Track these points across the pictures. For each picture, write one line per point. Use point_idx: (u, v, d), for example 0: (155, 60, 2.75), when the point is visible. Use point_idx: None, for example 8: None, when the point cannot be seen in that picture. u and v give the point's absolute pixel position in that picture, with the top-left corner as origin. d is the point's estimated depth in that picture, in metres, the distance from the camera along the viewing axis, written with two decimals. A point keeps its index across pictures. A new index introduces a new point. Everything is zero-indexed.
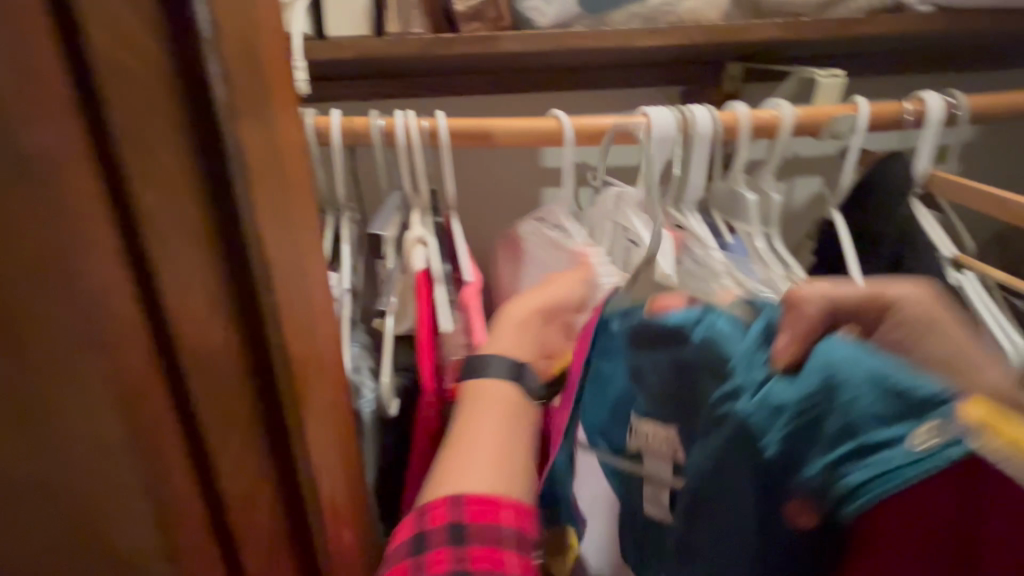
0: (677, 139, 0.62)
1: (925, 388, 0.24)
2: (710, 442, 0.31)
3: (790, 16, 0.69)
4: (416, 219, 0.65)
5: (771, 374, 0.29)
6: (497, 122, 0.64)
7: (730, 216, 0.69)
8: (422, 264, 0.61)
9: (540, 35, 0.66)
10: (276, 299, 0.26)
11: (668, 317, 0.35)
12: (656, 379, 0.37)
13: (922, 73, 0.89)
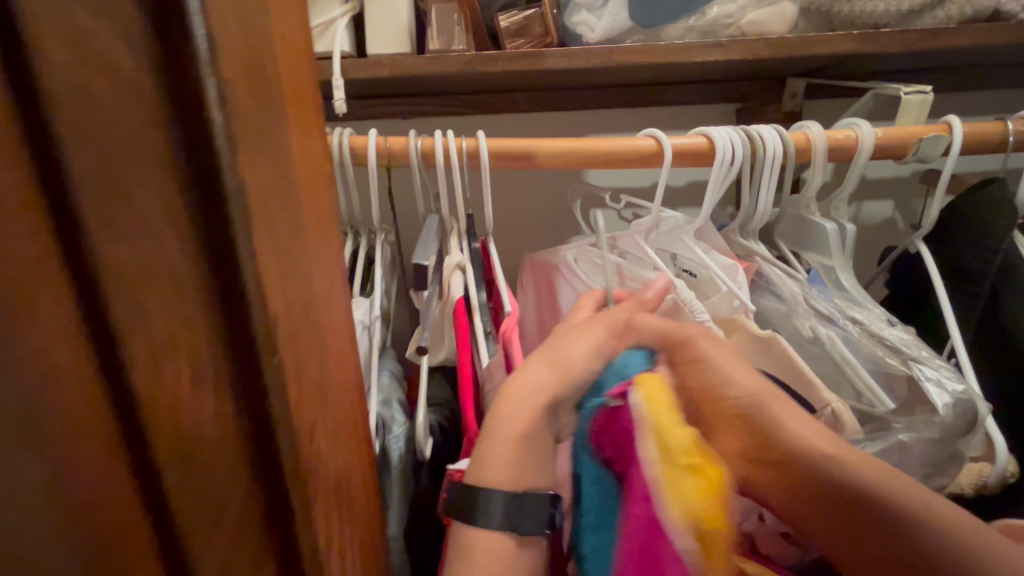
0: (743, 161, 0.57)
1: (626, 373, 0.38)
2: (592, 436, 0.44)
3: (868, 27, 0.62)
4: (454, 244, 0.62)
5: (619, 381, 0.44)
6: (542, 143, 0.59)
7: (799, 246, 0.63)
8: (460, 292, 0.57)
9: (589, 51, 0.62)
10: (288, 371, 0.21)
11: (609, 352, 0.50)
12: None
13: (1015, 89, 0.80)
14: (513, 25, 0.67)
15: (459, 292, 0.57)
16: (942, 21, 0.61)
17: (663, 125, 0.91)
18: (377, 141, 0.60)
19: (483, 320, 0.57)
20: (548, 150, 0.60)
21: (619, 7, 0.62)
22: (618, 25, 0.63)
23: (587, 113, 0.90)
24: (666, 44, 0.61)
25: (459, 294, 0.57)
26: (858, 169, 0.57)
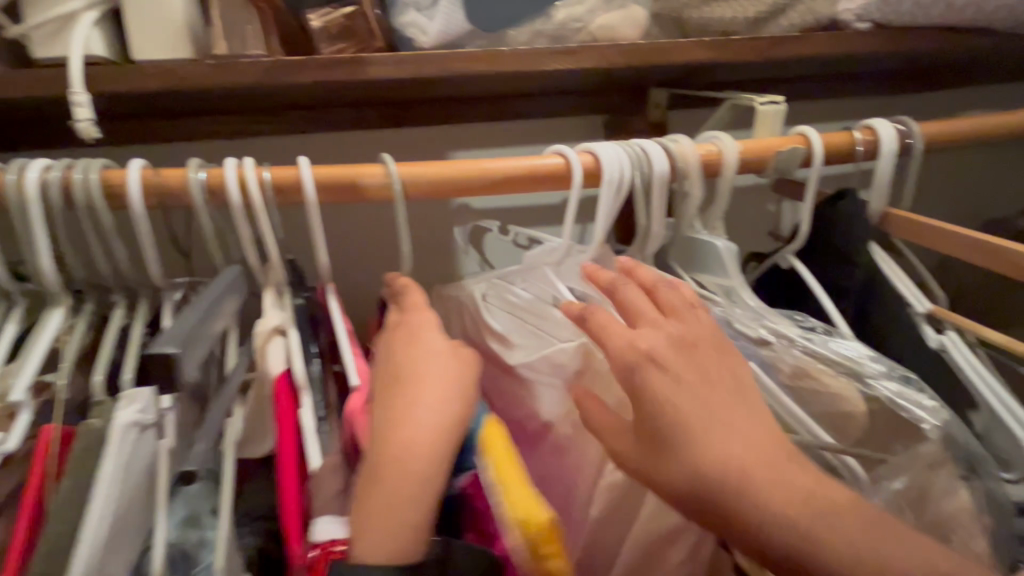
0: (627, 179, 0.50)
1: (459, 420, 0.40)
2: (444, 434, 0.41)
3: (720, 35, 0.59)
4: (271, 301, 0.49)
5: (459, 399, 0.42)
6: (370, 169, 0.48)
7: (695, 269, 0.57)
8: (280, 364, 0.45)
9: (421, 56, 0.51)
10: None
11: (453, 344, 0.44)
12: None
13: (850, 99, 0.83)
14: (330, 26, 0.55)
15: (279, 364, 0.44)
16: (787, 29, 0.59)
17: (530, 139, 0.85)
18: (142, 175, 0.45)
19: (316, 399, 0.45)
20: (381, 178, 0.49)
21: (452, 5, 0.52)
22: (454, 27, 0.53)
23: (446, 126, 0.81)
24: (511, 49, 0.52)
25: (281, 367, 0.44)
26: (724, 183, 0.53)
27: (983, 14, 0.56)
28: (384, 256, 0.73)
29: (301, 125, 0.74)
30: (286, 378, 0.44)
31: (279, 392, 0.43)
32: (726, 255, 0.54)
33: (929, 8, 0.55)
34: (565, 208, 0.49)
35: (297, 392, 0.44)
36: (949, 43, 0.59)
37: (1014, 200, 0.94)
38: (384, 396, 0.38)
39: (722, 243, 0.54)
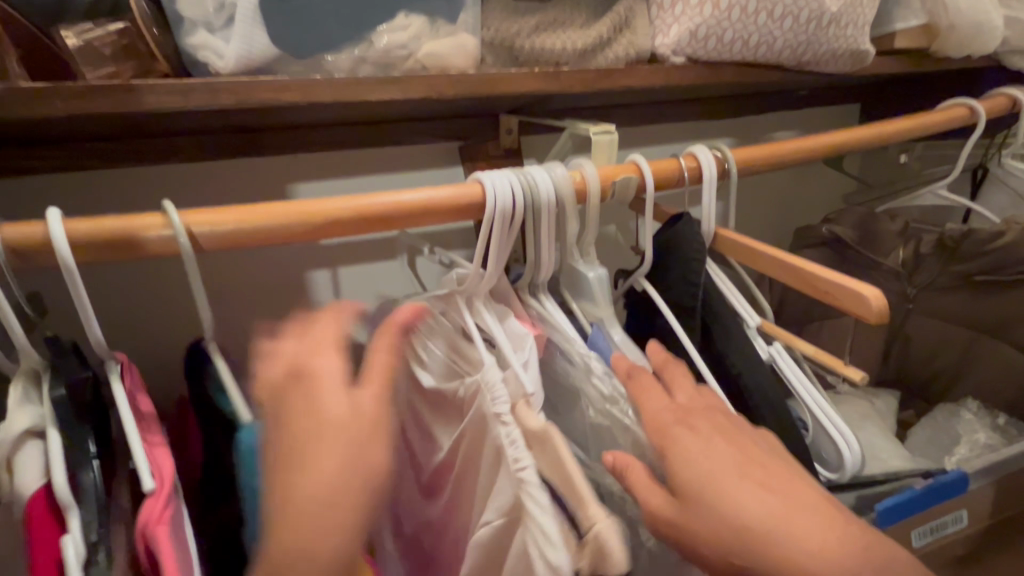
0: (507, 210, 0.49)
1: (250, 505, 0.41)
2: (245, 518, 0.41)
3: (551, 65, 0.59)
4: (18, 399, 0.39)
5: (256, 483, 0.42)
6: (152, 220, 0.40)
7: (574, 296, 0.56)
8: (36, 483, 0.37)
9: (215, 84, 0.44)
10: None
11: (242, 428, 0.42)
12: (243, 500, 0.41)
13: (679, 124, 0.91)
14: (94, 45, 0.45)
15: (35, 480, 0.37)
16: (613, 61, 0.61)
17: (385, 166, 0.80)
18: None
19: (89, 520, 0.37)
20: (167, 230, 0.41)
21: (251, 26, 0.46)
22: (257, 51, 0.46)
23: (286, 155, 0.74)
24: (326, 78, 0.47)
25: (38, 483, 0.37)
26: (592, 212, 0.53)
27: (774, 53, 0.63)
28: None
29: (120, 158, 0.65)
30: (45, 497, 0.37)
31: (37, 518, 0.36)
32: (596, 285, 0.54)
33: (729, 46, 0.60)
34: None
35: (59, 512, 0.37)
36: (751, 77, 0.66)
37: (822, 206, 1.09)
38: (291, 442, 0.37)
39: (594, 273, 0.54)
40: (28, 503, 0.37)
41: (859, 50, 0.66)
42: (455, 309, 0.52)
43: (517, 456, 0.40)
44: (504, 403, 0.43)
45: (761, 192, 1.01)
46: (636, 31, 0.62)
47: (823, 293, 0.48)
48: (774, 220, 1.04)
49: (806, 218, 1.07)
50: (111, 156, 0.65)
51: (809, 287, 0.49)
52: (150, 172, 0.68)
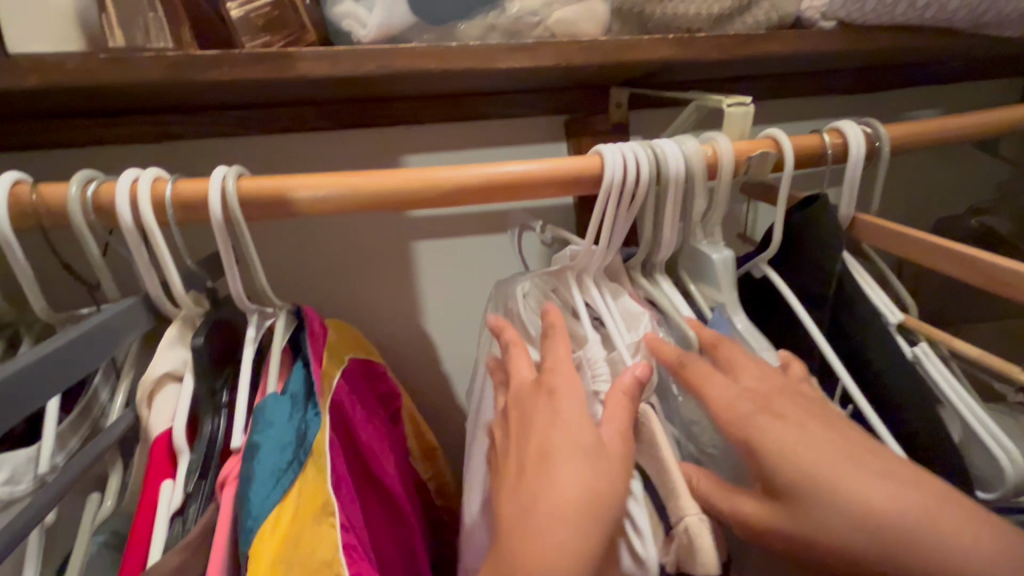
0: (632, 185, 0.47)
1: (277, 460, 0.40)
2: (274, 480, 0.39)
3: (683, 32, 0.56)
4: (171, 339, 0.43)
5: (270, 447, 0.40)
6: (301, 181, 0.43)
7: (695, 278, 0.54)
8: (163, 423, 0.42)
9: (358, 51, 0.45)
10: None
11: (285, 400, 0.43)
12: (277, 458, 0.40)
13: (804, 98, 0.83)
14: (251, 15, 0.48)
15: (163, 422, 0.42)
16: (752, 27, 0.56)
17: (491, 140, 0.81)
18: (14, 190, 0.39)
19: (194, 467, 0.41)
20: (316, 191, 0.43)
21: None
22: (396, 20, 0.47)
23: (400, 126, 0.76)
24: (459, 45, 0.47)
25: (163, 426, 0.41)
26: (723, 189, 0.49)
27: (947, 14, 0.55)
28: None
29: (257, 127, 0.70)
30: (166, 440, 0.41)
31: (155, 455, 0.41)
32: (720, 268, 0.50)
33: (893, 7, 0.53)
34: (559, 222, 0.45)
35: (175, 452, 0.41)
36: (911, 43, 0.58)
37: (966, 197, 0.96)
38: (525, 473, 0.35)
39: (718, 256, 0.51)
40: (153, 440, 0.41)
41: None
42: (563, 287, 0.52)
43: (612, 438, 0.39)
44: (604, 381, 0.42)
45: (892, 177, 0.91)
46: None
47: (999, 287, 0.42)
48: (906, 209, 0.93)
49: (946, 210, 0.95)
50: (251, 124, 0.70)
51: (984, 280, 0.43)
52: (280, 140, 0.73)
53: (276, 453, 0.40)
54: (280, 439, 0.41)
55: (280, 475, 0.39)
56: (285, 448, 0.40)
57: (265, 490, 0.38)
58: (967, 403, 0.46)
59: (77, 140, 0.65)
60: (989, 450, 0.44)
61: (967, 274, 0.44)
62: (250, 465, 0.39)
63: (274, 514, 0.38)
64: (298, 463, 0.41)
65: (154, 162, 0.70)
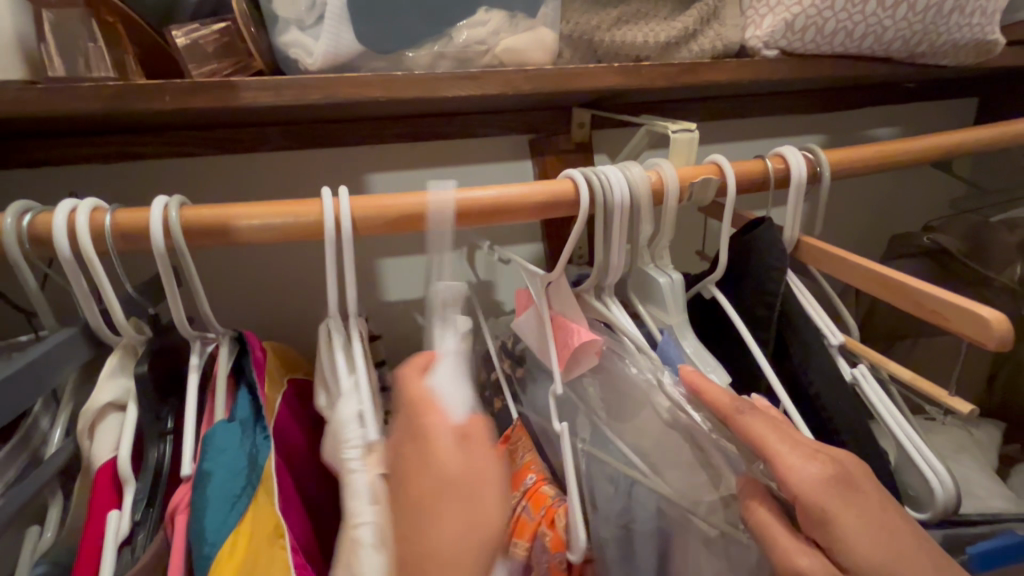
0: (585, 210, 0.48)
1: (230, 491, 0.40)
2: (224, 510, 0.39)
3: (631, 59, 0.57)
4: (111, 369, 0.43)
5: (212, 475, 0.40)
6: (243, 209, 0.43)
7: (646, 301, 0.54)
8: (108, 451, 0.41)
9: (303, 80, 0.46)
10: None
11: (220, 425, 0.42)
12: (224, 489, 0.40)
13: (762, 118, 0.85)
14: (197, 43, 0.48)
15: (107, 451, 0.41)
16: (698, 54, 0.58)
17: (453, 160, 0.81)
18: None
19: (141, 498, 0.40)
20: (258, 220, 0.43)
21: (338, 24, 0.47)
22: (343, 48, 0.48)
23: (362, 147, 0.77)
24: (406, 74, 0.48)
25: (108, 455, 0.40)
26: (669, 214, 0.50)
27: (884, 44, 0.57)
28: (292, 288, 0.68)
29: (215, 148, 0.70)
30: (111, 468, 0.40)
31: (99, 485, 0.40)
32: (668, 292, 0.51)
33: (831, 37, 0.55)
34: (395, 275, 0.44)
35: (121, 481, 0.40)
36: (853, 71, 0.60)
37: (920, 214, 0.99)
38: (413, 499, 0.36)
39: (665, 279, 0.51)
40: (97, 470, 0.40)
41: (987, 40, 0.58)
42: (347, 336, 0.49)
43: (354, 512, 0.38)
44: (355, 448, 0.41)
45: (851, 194, 0.93)
46: (726, 21, 0.58)
47: (928, 313, 0.43)
48: (863, 227, 0.95)
49: (900, 226, 0.98)
50: (209, 145, 0.70)
51: (908, 305, 0.45)
52: (241, 160, 0.73)
53: (226, 479, 0.40)
54: (227, 466, 0.41)
55: (234, 501, 0.40)
56: (237, 473, 0.41)
57: (220, 515, 0.39)
58: (900, 420, 0.47)
59: (30, 162, 0.65)
60: (921, 468, 0.45)
61: (898, 297, 0.46)
62: (202, 493, 0.39)
63: (230, 542, 0.38)
64: (252, 487, 0.41)
65: (111, 184, 0.69)
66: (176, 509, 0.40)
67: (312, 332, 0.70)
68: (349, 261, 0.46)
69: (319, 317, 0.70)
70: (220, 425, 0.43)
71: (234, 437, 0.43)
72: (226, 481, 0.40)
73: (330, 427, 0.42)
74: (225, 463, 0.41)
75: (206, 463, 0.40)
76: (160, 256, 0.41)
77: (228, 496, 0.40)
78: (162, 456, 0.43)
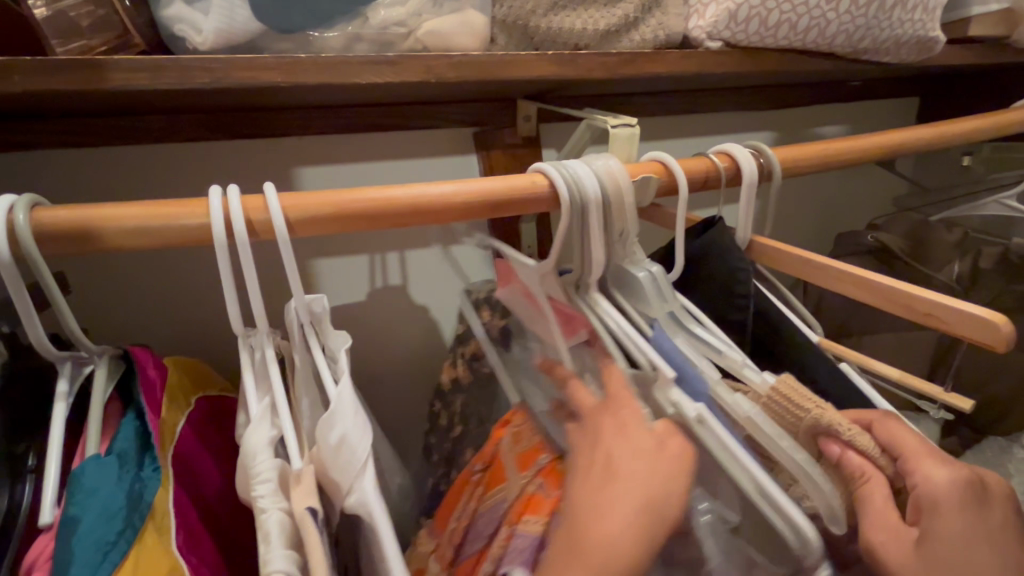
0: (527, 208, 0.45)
1: (104, 540, 0.35)
2: (90, 564, 0.34)
3: (568, 47, 0.53)
4: None
5: (75, 527, 0.35)
6: (110, 210, 0.37)
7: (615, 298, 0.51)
8: None
9: (188, 62, 0.40)
10: None
11: (90, 464, 0.37)
12: (90, 540, 0.35)
13: (712, 114, 0.84)
14: (65, 16, 0.41)
15: None
16: (640, 45, 0.55)
17: (393, 153, 0.76)
18: None
19: None
20: (131, 222, 0.37)
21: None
22: (238, 26, 0.42)
23: (288, 139, 0.70)
24: (312, 56, 0.42)
25: None
26: (629, 209, 0.47)
27: (826, 39, 0.55)
28: (208, 294, 0.62)
29: (117, 139, 0.62)
30: None
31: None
32: (649, 286, 0.48)
33: (774, 30, 0.53)
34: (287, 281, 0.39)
35: None
36: (798, 66, 0.58)
37: (868, 209, 1.00)
38: (589, 464, 0.38)
39: (646, 273, 0.48)
40: None
41: (928, 37, 0.57)
42: (301, 349, 0.47)
43: (267, 559, 0.36)
44: (266, 483, 0.39)
45: (801, 191, 0.93)
46: (668, 10, 0.55)
47: (920, 316, 0.41)
48: (812, 223, 0.96)
49: (849, 223, 0.99)
50: (107, 135, 0.62)
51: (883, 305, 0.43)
52: (148, 152, 0.66)
53: (97, 527, 0.35)
54: (99, 513, 0.35)
55: (110, 550, 0.35)
56: (113, 519, 0.36)
57: (89, 571, 0.34)
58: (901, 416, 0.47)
59: None
60: None
61: (878, 300, 0.43)
62: (67, 545, 0.34)
63: None
64: (131, 531, 0.37)
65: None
66: (30, 565, 0.34)
67: (233, 342, 0.64)
68: (284, 259, 0.42)
69: None
70: (89, 462, 0.37)
71: (113, 475, 0.37)
72: (99, 529, 0.35)
73: (243, 459, 0.41)
74: (93, 509, 0.35)
75: (74, 511, 0.35)
76: (3, 266, 0.35)
77: (105, 545, 0.35)
78: (22, 499, 0.37)
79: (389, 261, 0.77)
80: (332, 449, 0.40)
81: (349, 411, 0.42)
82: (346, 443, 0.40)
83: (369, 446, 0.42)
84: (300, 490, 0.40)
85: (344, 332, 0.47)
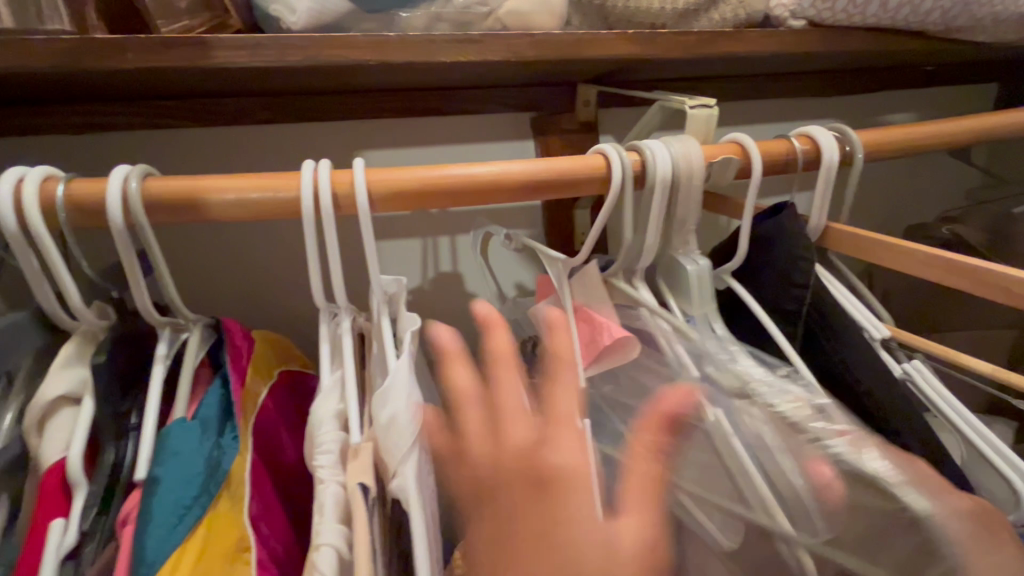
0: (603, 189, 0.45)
1: (183, 502, 0.37)
2: (168, 523, 0.36)
3: (645, 27, 0.52)
4: (65, 358, 0.38)
5: (157, 487, 0.36)
6: (214, 181, 0.38)
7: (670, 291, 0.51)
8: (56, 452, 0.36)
9: (284, 40, 0.41)
10: None
11: (171, 429, 0.39)
12: (172, 500, 0.36)
13: (776, 100, 0.81)
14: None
15: (57, 451, 0.36)
16: (718, 23, 0.54)
17: (452, 136, 0.77)
18: None
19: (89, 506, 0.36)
20: (232, 194, 0.39)
21: None
22: (330, 6, 0.43)
23: (354, 122, 0.72)
24: (399, 35, 0.43)
25: (58, 455, 0.36)
26: (693, 192, 0.46)
27: (919, 16, 0.52)
28: (278, 271, 0.64)
29: (197, 120, 0.65)
30: (60, 471, 0.35)
31: (45, 490, 0.34)
32: (694, 281, 0.48)
33: (864, 6, 0.51)
34: (374, 252, 0.41)
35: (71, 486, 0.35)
36: (884, 46, 0.56)
37: (937, 203, 0.95)
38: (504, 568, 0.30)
39: (693, 267, 0.48)
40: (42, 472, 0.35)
41: None
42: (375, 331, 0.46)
43: (317, 531, 0.34)
44: (326, 454, 0.37)
45: (866, 182, 0.89)
46: None
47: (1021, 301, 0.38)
48: (876, 217, 0.92)
49: (915, 217, 0.94)
50: (188, 116, 0.65)
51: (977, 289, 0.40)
52: (223, 133, 0.68)
53: (179, 489, 0.37)
54: (178, 476, 0.37)
55: (183, 514, 0.37)
56: (191, 482, 0.37)
57: (163, 530, 0.36)
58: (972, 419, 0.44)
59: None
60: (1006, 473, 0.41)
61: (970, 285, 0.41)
62: (146, 504, 0.36)
63: (171, 560, 0.35)
64: (207, 498, 0.38)
65: (83, 156, 0.65)
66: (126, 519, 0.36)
67: (300, 319, 0.66)
68: (369, 235, 0.43)
69: (309, 302, 0.66)
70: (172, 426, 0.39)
71: (193, 441, 0.39)
72: (180, 491, 0.37)
73: (308, 429, 0.39)
74: (174, 471, 0.37)
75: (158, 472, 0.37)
76: (121, 232, 0.37)
77: (182, 508, 0.37)
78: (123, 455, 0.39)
79: (445, 245, 0.78)
80: (383, 426, 0.36)
81: (403, 391, 0.37)
82: (397, 422, 0.36)
83: (421, 430, 0.36)
84: (356, 464, 0.36)
85: (414, 313, 0.44)
